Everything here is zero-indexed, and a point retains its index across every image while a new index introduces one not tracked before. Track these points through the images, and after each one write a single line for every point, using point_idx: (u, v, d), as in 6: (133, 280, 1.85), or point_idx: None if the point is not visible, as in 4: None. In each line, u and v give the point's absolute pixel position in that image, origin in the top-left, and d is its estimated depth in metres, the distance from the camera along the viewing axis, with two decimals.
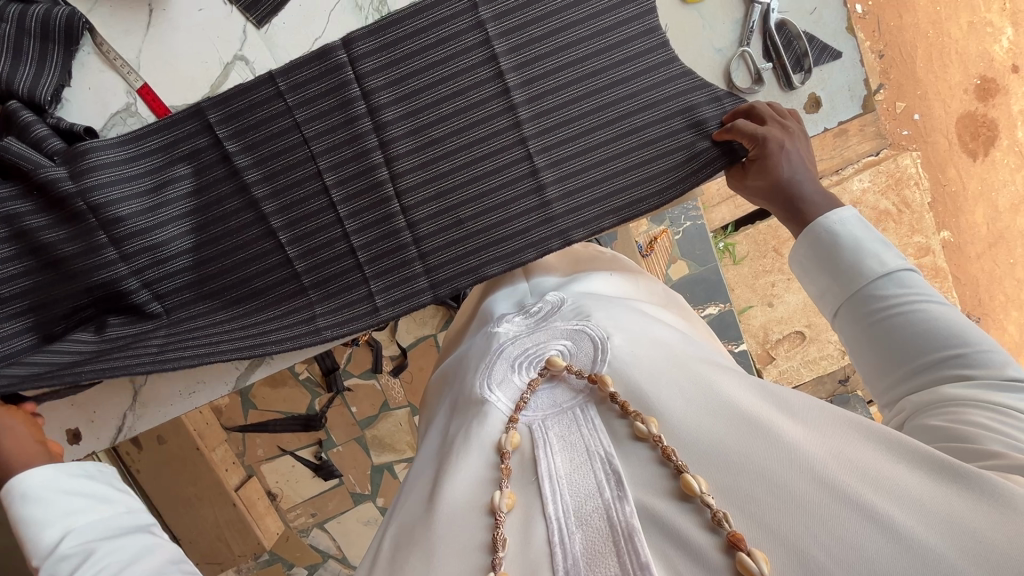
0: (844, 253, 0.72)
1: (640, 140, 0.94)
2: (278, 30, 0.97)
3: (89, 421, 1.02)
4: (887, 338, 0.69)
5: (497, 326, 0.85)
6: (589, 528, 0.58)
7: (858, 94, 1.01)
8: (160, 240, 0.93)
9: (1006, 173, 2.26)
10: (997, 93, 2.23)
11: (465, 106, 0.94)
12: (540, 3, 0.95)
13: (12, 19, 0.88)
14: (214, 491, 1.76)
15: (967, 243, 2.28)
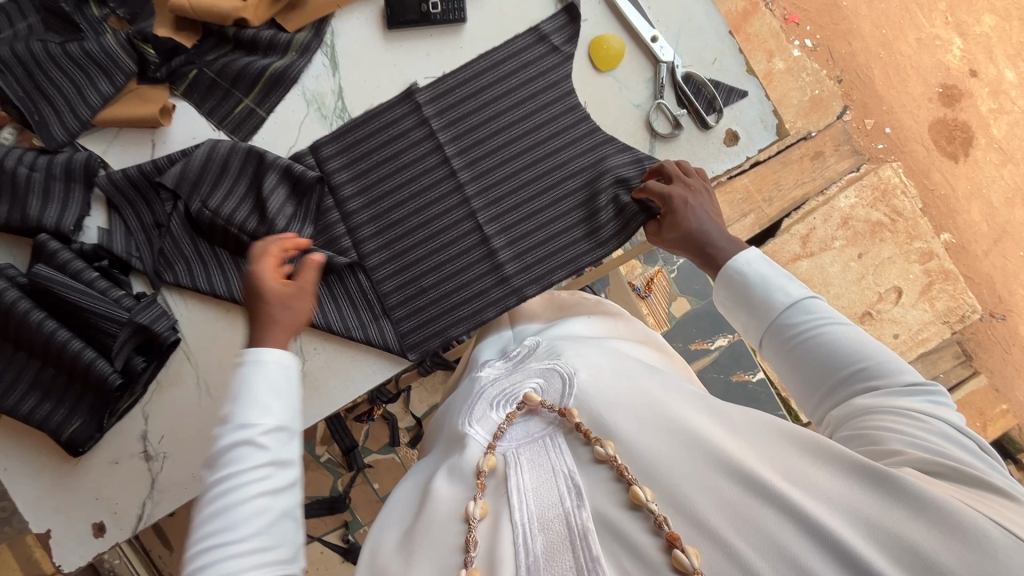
0: (755, 290, 0.81)
1: (571, 200, 1.09)
2: (257, 145, 1.13)
3: (112, 513, 1.10)
4: (799, 361, 0.76)
5: (480, 370, 0.93)
6: (549, 531, 0.62)
7: (769, 124, 1.12)
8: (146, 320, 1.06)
9: (991, 170, 2.31)
10: (961, 97, 2.32)
11: (418, 190, 1.11)
12: (473, 97, 1.13)
13: (41, 168, 1.06)
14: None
15: (972, 242, 2.28)
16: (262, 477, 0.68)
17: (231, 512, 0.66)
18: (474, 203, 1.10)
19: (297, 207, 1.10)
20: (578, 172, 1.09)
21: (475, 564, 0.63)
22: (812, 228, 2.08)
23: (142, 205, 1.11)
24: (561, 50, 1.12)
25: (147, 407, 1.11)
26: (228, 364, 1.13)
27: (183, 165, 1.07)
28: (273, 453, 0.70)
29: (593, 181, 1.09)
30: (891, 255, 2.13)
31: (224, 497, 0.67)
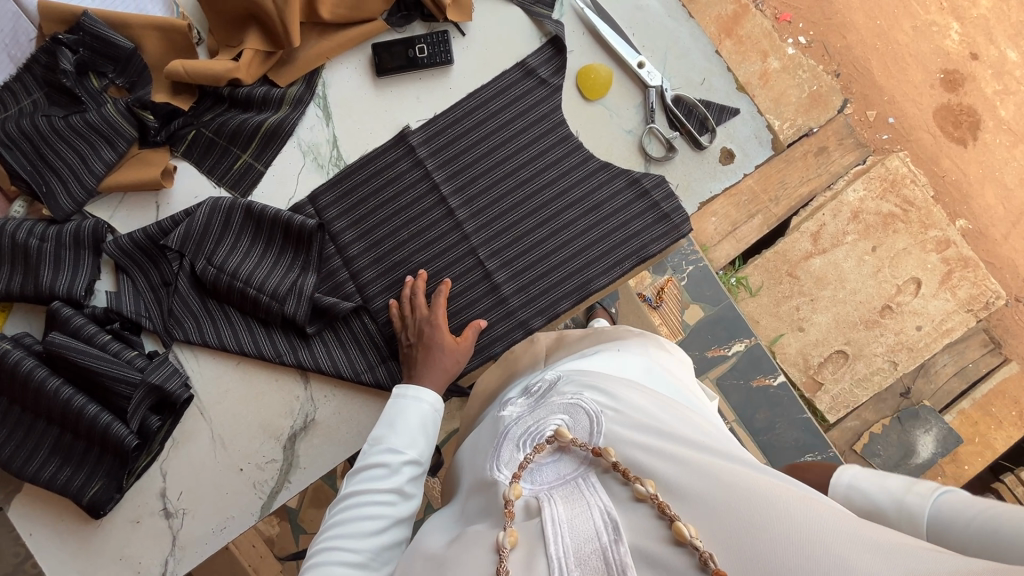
0: (879, 505, 0.65)
1: (571, 229, 1.09)
2: (257, 199, 1.15)
3: (135, 572, 1.10)
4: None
5: (503, 410, 0.90)
6: (587, 567, 0.60)
7: (764, 139, 1.12)
8: (158, 381, 1.07)
9: (1002, 152, 2.26)
10: (964, 81, 2.28)
11: (417, 231, 1.12)
12: (465, 136, 1.14)
13: (51, 237, 1.09)
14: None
15: (990, 226, 2.23)
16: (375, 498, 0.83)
17: (353, 522, 0.81)
18: (474, 239, 1.11)
19: (299, 257, 1.12)
20: (577, 201, 1.09)
21: None
22: (823, 224, 2.05)
23: (150, 267, 1.13)
24: (549, 82, 1.13)
25: (164, 465, 1.12)
26: (241, 417, 1.13)
27: (187, 225, 1.09)
28: (398, 481, 0.84)
29: (592, 211, 1.09)
30: (907, 246, 2.08)
31: (350, 510, 0.83)
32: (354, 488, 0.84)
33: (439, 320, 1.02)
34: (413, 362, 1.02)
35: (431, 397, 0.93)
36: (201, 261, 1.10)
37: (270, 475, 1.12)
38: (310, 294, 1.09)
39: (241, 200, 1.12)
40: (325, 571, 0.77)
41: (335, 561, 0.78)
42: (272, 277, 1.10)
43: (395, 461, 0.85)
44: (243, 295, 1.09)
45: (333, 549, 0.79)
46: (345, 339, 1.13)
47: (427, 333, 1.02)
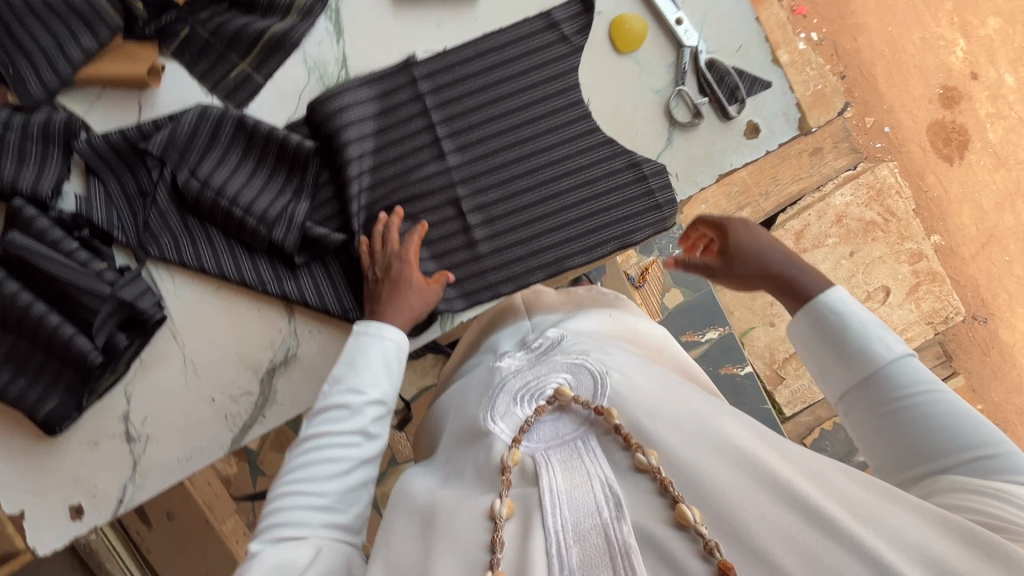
0: (847, 338, 0.79)
1: (568, 196, 1.03)
2: (253, 112, 1.06)
3: (90, 495, 1.05)
4: (887, 415, 0.76)
5: (500, 361, 0.89)
6: (586, 544, 0.58)
7: (792, 117, 1.08)
8: (132, 298, 1.00)
9: (986, 174, 2.30)
10: (961, 99, 2.30)
11: (404, 170, 1.04)
12: (476, 72, 1.06)
13: (16, 127, 0.99)
14: (223, 565, 1.70)
15: (961, 245, 2.27)
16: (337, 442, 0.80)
17: (317, 466, 0.78)
18: (461, 190, 1.04)
19: (292, 180, 1.04)
20: (581, 167, 1.04)
21: (501, 567, 0.60)
22: (808, 224, 2.07)
23: (126, 173, 1.04)
24: (571, 39, 1.06)
25: (128, 387, 1.05)
26: (218, 345, 1.07)
27: (171, 130, 1.00)
28: (362, 421, 0.82)
29: (586, 186, 1.03)
30: (882, 255, 2.13)
31: (312, 453, 0.79)
32: (315, 433, 0.81)
33: (410, 257, 0.97)
34: (376, 299, 0.96)
35: (396, 335, 0.90)
36: (183, 173, 1.01)
37: (244, 408, 1.07)
38: (300, 222, 1.01)
39: (235, 112, 1.04)
40: (292, 516, 0.74)
41: (301, 505, 0.75)
42: (262, 200, 1.03)
43: (357, 401, 0.82)
44: (227, 215, 1.02)
45: (297, 492, 0.76)
46: (320, 276, 1.06)
47: (394, 268, 0.96)
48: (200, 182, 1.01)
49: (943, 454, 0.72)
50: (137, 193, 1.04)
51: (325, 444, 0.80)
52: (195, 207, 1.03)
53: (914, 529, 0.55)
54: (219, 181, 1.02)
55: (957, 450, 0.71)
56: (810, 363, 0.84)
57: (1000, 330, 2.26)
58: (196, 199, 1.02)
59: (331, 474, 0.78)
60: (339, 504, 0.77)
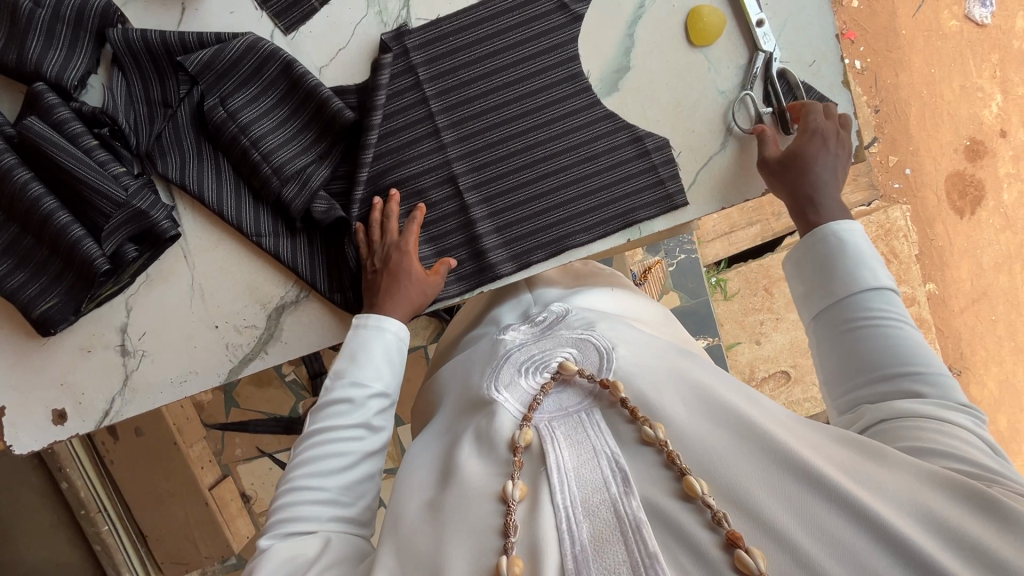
0: (839, 260, 0.79)
1: (566, 181, 1.02)
2: (302, 36, 1.03)
3: (76, 403, 1.02)
4: (847, 335, 0.76)
5: (504, 335, 0.88)
6: (596, 518, 0.57)
7: None
8: (142, 207, 0.95)
9: (991, 234, 2.13)
10: (984, 155, 2.11)
11: (397, 144, 1.02)
12: (519, 57, 1.03)
13: (49, 5, 0.93)
14: (187, 490, 1.68)
15: (954, 298, 2.13)
16: (342, 435, 0.78)
17: (320, 462, 0.77)
18: (455, 167, 1.02)
19: (316, 141, 1.00)
20: (578, 164, 1.02)
21: (515, 551, 0.58)
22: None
23: (155, 81, 0.98)
24: (570, 9, 1.04)
25: (130, 300, 1.03)
26: (228, 272, 1.03)
27: (214, 52, 0.95)
28: (365, 414, 0.80)
29: (578, 181, 1.02)
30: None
31: (314, 449, 0.78)
32: (317, 428, 0.79)
33: (409, 248, 0.95)
34: (374, 289, 0.95)
35: (398, 326, 0.88)
36: (210, 103, 0.96)
37: (246, 341, 1.04)
38: (314, 189, 0.98)
39: (283, 54, 0.98)
40: (296, 511, 0.73)
41: (304, 499, 0.74)
42: (281, 149, 0.98)
43: (361, 395, 0.81)
44: (243, 155, 0.97)
45: (300, 487, 0.75)
46: (301, 237, 1.02)
47: (392, 259, 0.95)
48: (224, 114, 0.96)
49: (882, 374, 0.72)
50: (158, 106, 0.98)
51: (325, 440, 0.78)
52: (215, 139, 0.98)
53: (899, 478, 0.55)
54: (242, 118, 0.97)
55: (901, 376, 0.71)
56: (795, 286, 0.84)
57: (970, 385, 2.16)
58: (217, 133, 0.97)
59: (335, 468, 0.76)
60: (344, 498, 0.76)
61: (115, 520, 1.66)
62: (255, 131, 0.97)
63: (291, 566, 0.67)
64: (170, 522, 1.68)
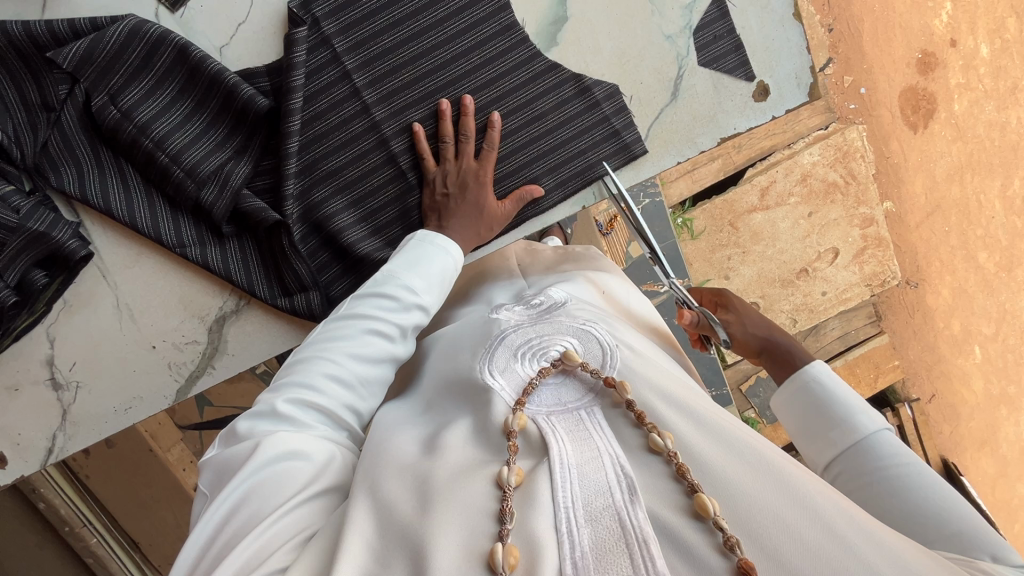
0: (833, 400, 0.71)
1: (514, 148, 0.95)
2: (193, 12, 0.90)
3: (13, 443, 0.95)
4: (866, 486, 0.64)
5: (497, 313, 0.81)
6: (599, 525, 0.53)
7: (804, 82, 1.00)
8: (40, 229, 0.85)
9: (943, 145, 2.03)
10: (936, 67, 2.01)
11: (324, 129, 0.93)
12: (442, 14, 0.93)
13: None
14: (172, 492, 1.56)
15: (909, 212, 2.02)
16: (379, 331, 0.77)
17: (353, 343, 0.75)
18: (394, 146, 0.94)
19: (231, 133, 0.90)
20: (525, 126, 0.95)
21: (510, 538, 0.54)
22: (773, 181, 1.86)
23: (27, 80, 0.84)
24: None
25: (51, 329, 0.94)
26: (156, 287, 0.95)
27: (90, 42, 0.82)
28: (404, 318, 0.79)
29: (530, 144, 0.95)
30: (837, 218, 1.91)
31: (350, 329, 0.76)
32: (363, 307, 0.78)
33: (487, 177, 0.90)
34: (447, 213, 0.89)
35: (455, 250, 0.86)
36: (97, 99, 0.84)
37: (189, 358, 0.97)
38: (236, 189, 0.88)
39: (175, 36, 0.86)
40: (308, 383, 0.71)
41: (325, 373, 0.72)
42: (191, 145, 0.87)
43: (409, 298, 0.80)
44: (149, 158, 0.87)
45: (329, 361, 0.73)
46: (233, 242, 0.93)
47: (472, 189, 0.90)
48: (116, 112, 0.85)
49: (933, 535, 0.59)
50: (32, 107, 0.85)
51: (365, 322, 0.77)
52: (112, 141, 0.87)
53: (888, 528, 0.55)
54: (138, 114, 0.85)
55: (953, 540, 0.58)
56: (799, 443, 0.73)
57: (927, 296, 2.05)
58: (112, 134, 0.86)
59: (359, 356, 0.75)
60: (357, 391, 0.74)
61: (102, 530, 1.53)
62: (156, 128, 0.86)
63: (295, 457, 0.64)
64: (156, 528, 1.58)
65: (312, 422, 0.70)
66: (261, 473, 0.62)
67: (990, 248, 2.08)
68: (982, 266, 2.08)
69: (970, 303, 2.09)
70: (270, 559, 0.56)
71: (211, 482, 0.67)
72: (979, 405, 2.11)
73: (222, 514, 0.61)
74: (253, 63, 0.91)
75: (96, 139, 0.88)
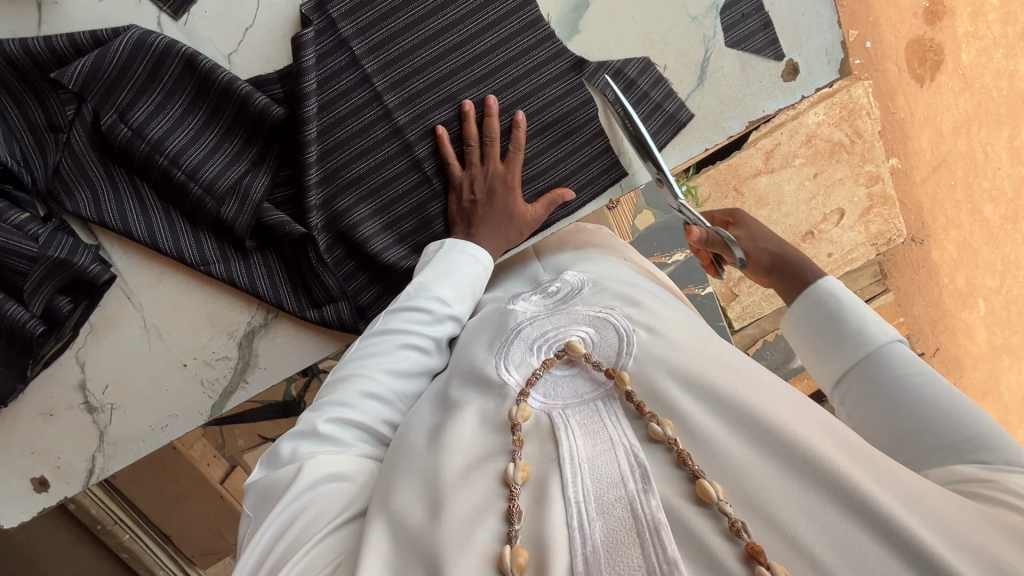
0: (846, 317, 0.65)
1: (540, 149, 0.93)
2: (197, 19, 0.86)
3: (54, 467, 0.95)
4: (880, 398, 0.61)
5: (512, 304, 0.79)
6: (610, 518, 0.52)
7: (835, 58, 0.96)
8: (60, 257, 0.83)
9: (950, 98, 1.98)
10: (943, 16, 1.94)
11: (343, 134, 0.90)
12: (458, 9, 0.90)
13: None
14: (199, 488, 1.58)
15: (915, 168, 1.99)
16: (403, 344, 0.76)
17: (379, 355, 0.75)
18: (417, 151, 0.91)
19: (247, 144, 0.86)
20: (549, 125, 0.92)
21: (520, 539, 0.54)
22: (777, 143, 1.82)
23: (33, 103, 0.81)
24: None
25: (80, 354, 0.93)
26: (181, 305, 0.93)
27: (95, 59, 0.78)
28: (433, 328, 0.79)
29: (555, 144, 0.93)
30: (843, 177, 1.87)
31: (380, 344, 0.76)
32: (392, 324, 0.78)
33: (515, 181, 0.88)
34: (476, 220, 0.88)
35: (484, 257, 0.85)
36: (109, 120, 0.81)
37: (221, 374, 0.96)
38: (257, 203, 0.86)
39: (181, 46, 0.82)
40: (343, 398, 0.71)
41: (357, 388, 0.72)
42: (208, 162, 0.84)
43: (441, 310, 0.79)
44: (165, 177, 0.84)
45: (364, 377, 0.73)
46: (256, 258, 0.91)
47: (498, 193, 0.87)
48: (129, 133, 0.81)
49: (952, 449, 0.56)
50: (42, 131, 0.82)
51: (386, 337, 0.77)
52: (127, 162, 0.84)
53: (930, 493, 0.49)
54: (153, 133, 0.82)
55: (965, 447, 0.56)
56: (811, 362, 0.68)
57: (933, 252, 2.04)
58: (127, 155, 0.83)
59: (384, 369, 0.74)
60: (387, 404, 0.73)
61: (134, 527, 1.54)
62: (173, 147, 0.83)
63: (339, 479, 0.65)
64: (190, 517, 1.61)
65: (351, 440, 0.70)
66: (306, 497, 0.62)
67: (995, 201, 2.05)
68: (987, 219, 2.06)
69: (976, 257, 2.07)
70: None
71: (255, 505, 0.68)
72: (982, 356, 2.10)
73: (268, 540, 0.61)
74: (262, 69, 0.87)
75: (110, 161, 0.85)
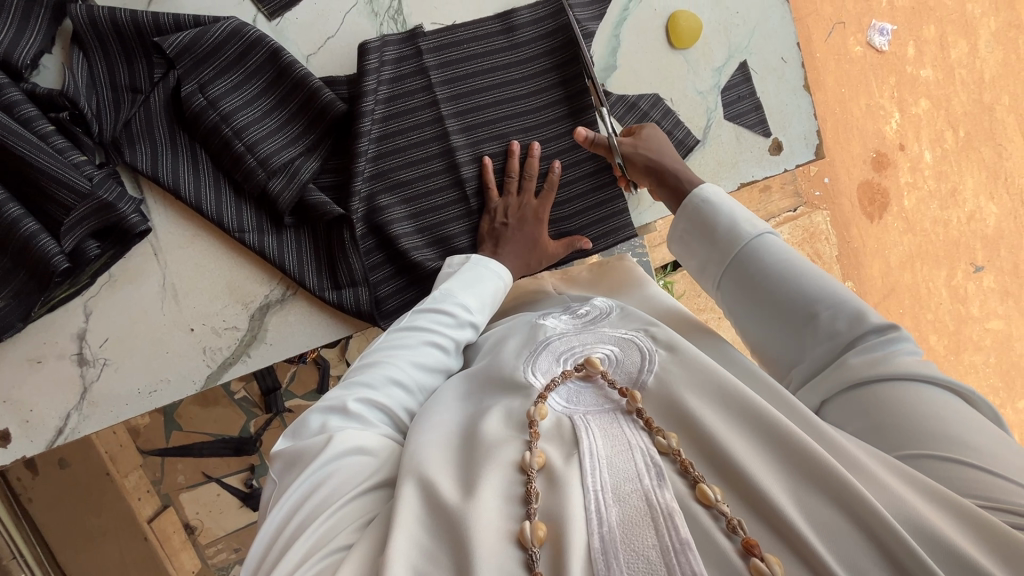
0: (717, 220, 0.73)
1: (568, 195, 1.06)
2: (289, 23, 0.99)
3: (22, 421, 0.90)
4: (756, 289, 0.68)
5: (544, 320, 0.82)
6: (628, 505, 0.51)
7: (812, 142, 1.16)
8: (106, 199, 0.86)
9: (895, 236, 2.18)
10: (889, 165, 2.17)
11: (401, 144, 1.00)
12: (519, 62, 1.05)
13: None
14: (120, 523, 1.36)
15: (868, 293, 2.15)
16: (433, 345, 0.80)
17: (407, 348, 0.78)
18: (462, 170, 1.02)
19: (308, 132, 0.96)
20: (579, 177, 1.06)
21: (538, 517, 0.53)
22: None
23: (123, 64, 0.90)
24: (564, 16, 1.06)
25: (88, 303, 0.93)
26: (206, 270, 0.96)
27: (195, 35, 0.89)
28: (456, 332, 0.84)
29: (580, 196, 1.06)
30: None
31: (407, 338, 0.79)
32: (420, 322, 0.81)
33: (544, 215, 0.99)
34: (504, 240, 0.97)
35: (506, 275, 0.93)
36: (192, 88, 0.90)
37: (226, 344, 0.97)
38: (305, 182, 0.93)
39: (271, 41, 0.94)
40: (368, 380, 0.73)
41: (387, 373, 0.74)
42: (271, 140, 0.93)
43: (463, 315, 0.85)
44: (225, 146, 0.91)
45: (393, 366, 0.75)
46: (287, 234, 0.97)
47: (530, 221, 0.98)
48: (207, 102, 0.90)
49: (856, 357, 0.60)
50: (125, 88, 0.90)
51: (412, 337, 0.80)
52: (195, 127, 0.92)
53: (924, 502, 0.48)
54: (229, 107, 0.91)
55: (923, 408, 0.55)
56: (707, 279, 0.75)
57: None
58: (198, 120, 0.91)
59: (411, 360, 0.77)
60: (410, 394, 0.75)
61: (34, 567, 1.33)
62: (242, 122, 0.92)
63: (362, 453, 0.64)
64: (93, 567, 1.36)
65: (375, 421, 0.70)
66: (322, 472, 0.61)
67: (939, 332, 2.19)
68: (933, 348, 2.17)
69: None
70: (338, 537, 0.56)
71: (281, 472, 0.66)
72: None
73: (292, 502, 0.60)
74: (336, 71, 1.00)
75: (179, 125, 0.92)
